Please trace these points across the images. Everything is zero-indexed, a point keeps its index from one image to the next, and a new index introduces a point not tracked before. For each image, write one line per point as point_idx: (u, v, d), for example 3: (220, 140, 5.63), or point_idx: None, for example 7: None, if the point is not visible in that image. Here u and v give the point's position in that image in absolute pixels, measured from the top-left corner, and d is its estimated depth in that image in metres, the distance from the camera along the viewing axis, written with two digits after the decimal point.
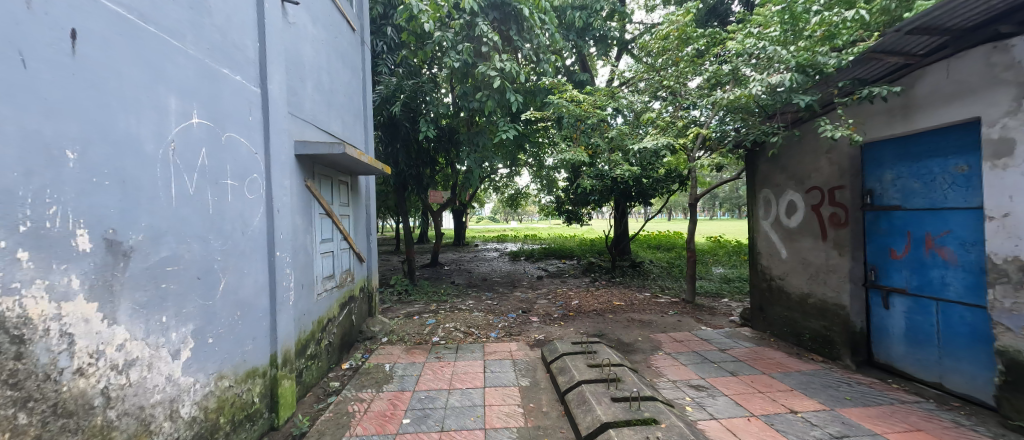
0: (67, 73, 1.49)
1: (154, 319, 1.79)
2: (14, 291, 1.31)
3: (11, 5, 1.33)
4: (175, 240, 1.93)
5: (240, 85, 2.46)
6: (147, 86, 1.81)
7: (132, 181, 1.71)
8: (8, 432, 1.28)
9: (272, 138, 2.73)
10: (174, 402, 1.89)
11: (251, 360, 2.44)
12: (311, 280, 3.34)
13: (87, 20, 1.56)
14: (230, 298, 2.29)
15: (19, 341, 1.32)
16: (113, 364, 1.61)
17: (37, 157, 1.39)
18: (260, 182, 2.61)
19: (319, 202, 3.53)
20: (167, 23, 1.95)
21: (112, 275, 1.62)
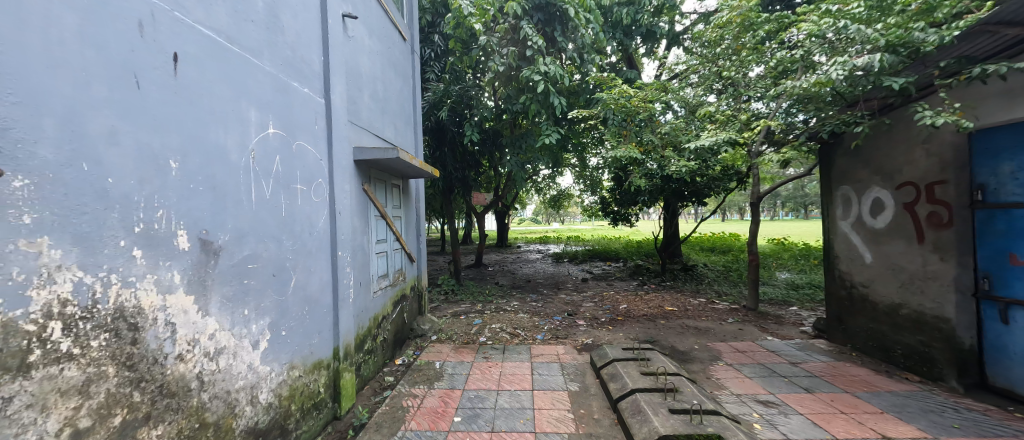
0: (171, 92, 1.67)
1: (238, 312, 1.97)
2: (134, 284, 1.50)
3: (127, 34, 1.51)
4: (255, 240, 2.12)
5: (307, 96, 2.65)
6: (232, 101, 2.00)
7: (220, 187, 1.90)
8: (126, 408, 1.46)
9: (334, 145, 2.92)
10: (254, 388, 2.07)
11: (317, 352, 2.62)
12: (367, 279, 3.52)
13: (185, 44, 1.75)
14: (300, 293, 2.47)
15: (135, 328, 1.50)
16: (206, 351, 1.79)
17: (148, 167, 1.57)
18: (324, 186, 2.80)
19: (374, 205, 3.71)
20: (248, 43, 2.14)
21: (205, 271, 1.80)
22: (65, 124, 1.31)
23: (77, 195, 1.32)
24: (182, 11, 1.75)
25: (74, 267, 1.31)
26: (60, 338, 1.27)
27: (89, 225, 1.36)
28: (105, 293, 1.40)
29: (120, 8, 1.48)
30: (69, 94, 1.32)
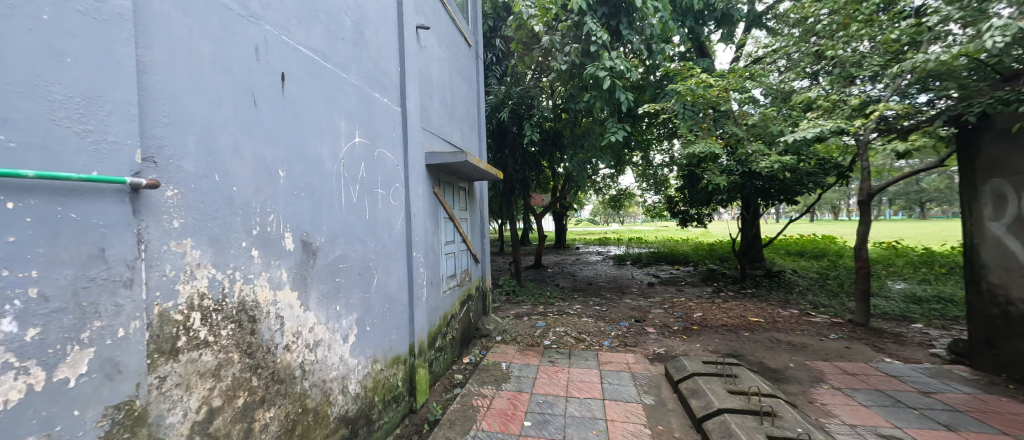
0: (279, 108, 1.86)
1: (332, 308, 2.15)
2: (251, 280, 1.68)
3: (247, 59, 1.70)
4: (345, 241, 2.29)
5: (387, 106, 2.82)
6: (327, 114, 2.19)
7: (317, 193, 2.08)
8: (247, 391, 1.65)
9: (409, 150, 3.07)
10: (344, 379, 2.23)
11: (396, 347, 2.77)
12: (438, 279, 3.65)
13: (289, 64, 1.94)
14: (381, 291, 2.62)
15: (253, 319, 1.69)
16: (307, 343, 1.97)
17: (263, 176, 1.76)
18: (401, 190, 2.96)
19: (443, 207, 3.84)
20: (338, 60, 2.32)
21: (306, 269, 1.98)
22: (203, 141, 1.49)
23: (211, 202, 1.50)
24: (288, 34, 1.94)
25: (209, 265, 1.50)
26: (199, 326, 1.46)
27: (220, 229, 1.54)
28: (231, 288, 1.59)
29: (241, 37, 1.67)
30: (206, 115, 1.51)
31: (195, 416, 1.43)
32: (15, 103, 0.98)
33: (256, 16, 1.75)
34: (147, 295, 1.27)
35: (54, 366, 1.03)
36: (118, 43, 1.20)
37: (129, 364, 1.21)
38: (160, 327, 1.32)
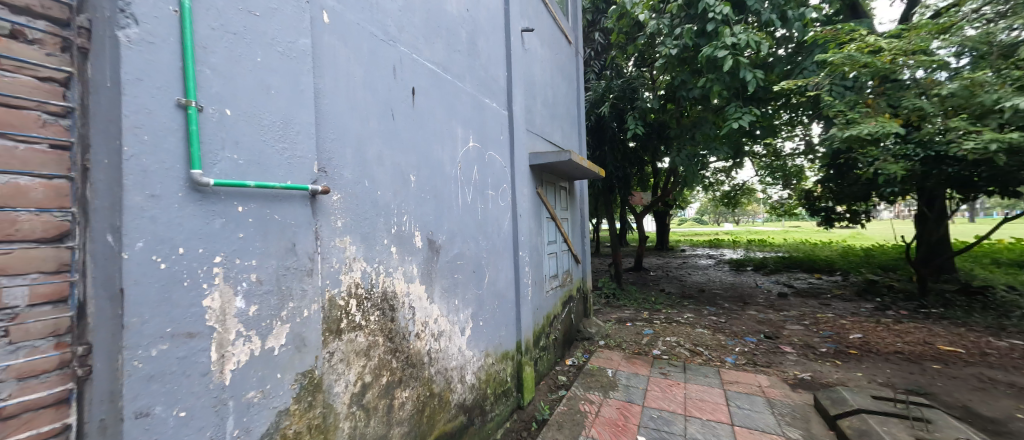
0: (411, 119, 2.09)
1: (451, 302, 2.33)
2: (391, 273, 1.91)
3: (387, 77, 1.94)
4: (462, 240, 2.46)
5: (496, 110, 2.95)
6: (447, 121, 2.38)
7: (439, 195, 2.27)
8: (387, 372, 1.87)
9: (516, 152, 3.16)
10: (462, 369, 2.40)
11: (504, 344, 2.88)
12: (541, 279, 3.69)
13: (418, 79, 2.16)
14: (492, 289, 2.75)
15: (392, 308, 1.92)
16: (432, 333, 2.17)
17: (399, 181, 1.98)
18: (508, 191, 3.06)
19: (546, 207, 3.87)
20: (456, 70, 2.50)
21: (431, 265, 2.18)
22: (356, 152, 1.74)
23: (361, 205, 1.74)
24: (417, 52, 2.16)
25: (361, 259, 1.74)
26: (355, 311, 1.71)
27: (368, 228, 1.79)
28: (376, 279, 1.83)
29: (383, 58, 1.92)
30: (358, 129, 1.75)
31: (352, 389, 1.68)
32: (243, 130, 1.27)
33: (394, 39, 1.99)
34: (320, 283, 1.54)
35: (265, 336, 1.32)
36: (302, 74, 1.47)
37: (310, 338, 1.48)
38: (328, 310, 1.58)
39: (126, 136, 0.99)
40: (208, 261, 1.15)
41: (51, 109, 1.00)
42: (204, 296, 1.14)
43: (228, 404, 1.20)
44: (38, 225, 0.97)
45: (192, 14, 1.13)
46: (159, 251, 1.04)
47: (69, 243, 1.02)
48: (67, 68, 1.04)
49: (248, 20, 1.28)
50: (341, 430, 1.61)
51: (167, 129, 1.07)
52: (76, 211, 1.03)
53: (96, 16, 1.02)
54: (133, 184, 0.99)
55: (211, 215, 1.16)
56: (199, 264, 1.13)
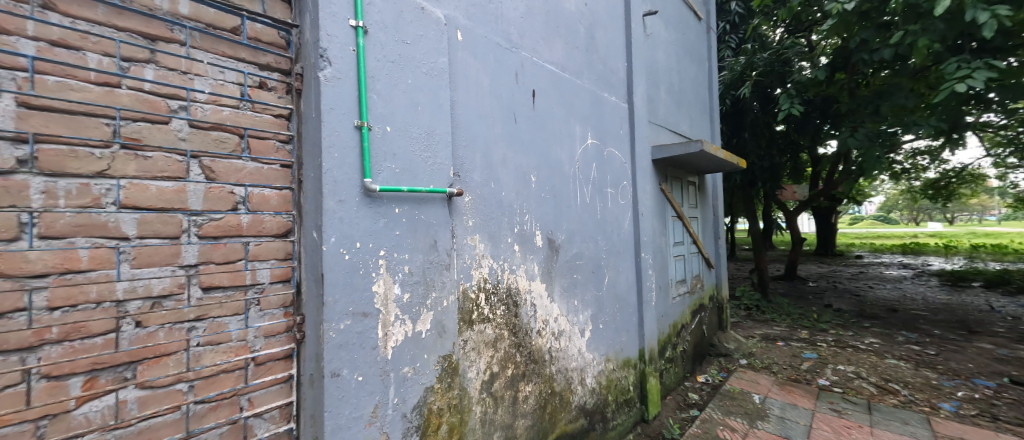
0: (532, 121, 2.18)
1: (571, 302, 2.35)
2: (514, 270, 2.02)
3: (510, 83, 2.08)
4: (581, 240, 2.46)
5: (615, 104, 2.87)
6: (565, 120, 2.42)
7: (559, 194, 2.32)
8: (512, 366, 1.98)
9: (637, 147, 2.99)
10: (582, 372, 2.39)
11: (625, 350, 2.76)
12: (667, 283, 3.41)
13: (538, 81, 2.24)
14: (612, 291, 2.67)
15: (516, 304, 2.02)
16: (553, 331, 2.22)
17: (520, 182, 2.08)
18: (629, 188, 2.92)
19: (671, 205, 3.56)
20: (574, 68, 2.53)
21: (551, 264, 2.23)
22: (484, 156, 1.90)
23: (488, 206, 1.89)
24: (537, 55, 2.26)
25: (489, 256, 1.89)
26: (484, 305, 1.85)
27: (495, 227, 1.93)
28: (502, 276, 1.95)
29: (507, 65, 2.06)
30: (486, 135, 1.92)
31: (483, 376, 1.83)
32: (399, 144, 1.51)
33: (516, 46, 2.13)
34: (456, 276, 1.72)
35: (415, 320, 1.53)
36: (442, 89, 1.68)
37: (448, 326, 1.66)
38: (462, 301, 1.75)
39: (325, 155, 1.28)
40: (375, 253, 1.41)
41: (281, 138, 1.35)
42: (373, 282, 1.40)
43: (390, 375, 1.44)
44: (275, 224, 1.32)
45: (364, 51, 1.41)
46: (345, 245, 1.32)
47: (291, 238, 1.36)
48: (289, 106, 1.37)
49: (402, 49, 1.54)
50: (473, 413, 1.77)
51: (349, 146, 1.35)
52: (294, 214, 1.36)
53: (306, 64, 1.36)
54: (329, 192, 1.28)
55: (377, 215, 1.42)
56: (370, 256, 1.39)
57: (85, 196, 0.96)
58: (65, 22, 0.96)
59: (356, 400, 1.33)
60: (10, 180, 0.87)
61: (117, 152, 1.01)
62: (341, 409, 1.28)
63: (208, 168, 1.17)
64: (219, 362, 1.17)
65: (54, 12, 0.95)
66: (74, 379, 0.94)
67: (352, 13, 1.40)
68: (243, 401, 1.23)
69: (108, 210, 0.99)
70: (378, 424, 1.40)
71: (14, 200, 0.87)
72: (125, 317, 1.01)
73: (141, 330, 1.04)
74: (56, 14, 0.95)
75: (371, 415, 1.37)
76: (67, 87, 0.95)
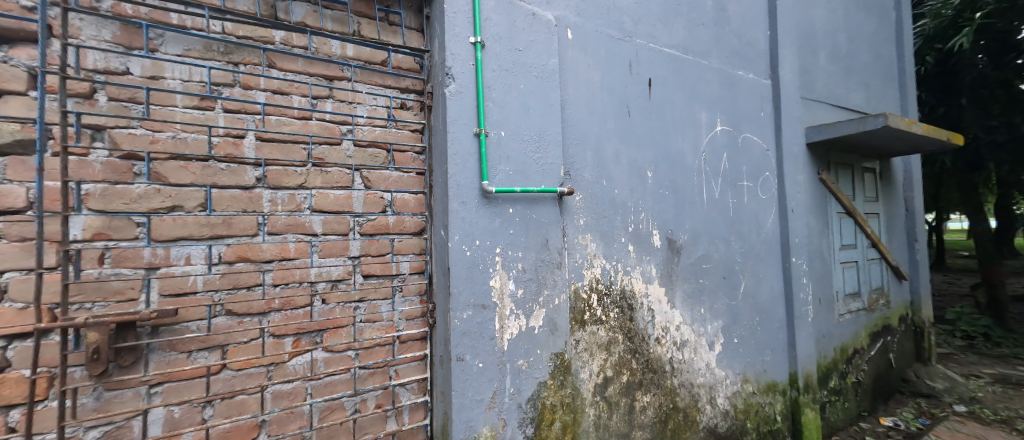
0: (648, 112, 2.05)
1: (697, 310, 2.12)
2: (629, 272, 1.93)
3: (624, 74, 1.99)
4: (708, 240, 2.20)
5: (753, 82, 2.48)
6: (688, 107, 2.20)
7: (680, 190, 2.12)
8: (628, 373, 1.89)
9: (785, 131, 2.51)
10: (712, 389, 2.13)
11: (770, 372, 2.34)
12: (833, 297, 2.76)
13: (655, 69, 2.10)
14: (750, 301, 2.31)
15: (632, 308, 1.93)
16: (674, 340, 2.03)
17: (635, 178, 1.98)
18: (773, 180, 2.47)
19: (837, 199, 2.82)
20: (699, 48, 2.28)
21: (671, 267, 2.06)
22: (596, 153, 1.87)
23: (599, 204, 1.85)
24: (654, 40, 2.11)
25: (601, 256, 1.84)
26: (596, 306, 1.81)
27: (607, 226, 1.87)
28: (615, 277, 1.88)
29: (619, 56, 1.98)
30: (596, 131, 1.88)
31: (596, 379, 1.79)
32: (513, 147, 1.60)
33: (630, 35, 2.03)
34: (568, 275, 1.73)
35: (529, 316, 1.60)
36: (552, 90, 1.72)
37: (561, 324, 1.68)
38: (574, 301, 1.75)
39: (450, 162, 1.45)
40: (493, 250, 1.52)
41: (417, 150, 1.58)
42: (491, 277, 1.51)
43: (506, 365, 1.53)
44: (413, 223, 1.53)
45: (482, 64, 1.54)
46: (467, 243, 1.46)
47: (425, 235, 1.57)
48: (423, 121, 1.59)
49: (515, 56, 1.64)
50: (587, 415, 1.74)
51: (469, 153, 1.50)
52: (428, 214, 1.57)
53: (435, 84, 1.56)
54: (453, 195, 1.44)
55: (494, 215, 1.53)
56: (488, 253, 1.51)
57: (290, 203, 1.31)
58: (280, 75, 1.33)
59: (478, 384, 1.46)
60: (251, 192, 1.25)
61: (309, 169, 1.34)
62: (465, 391, 1.43)
63: (365, 178, 1.45)
64: (375, 336, 1.43)
65: (275, 69, 1.32)
66: (287, 338, 1.28)
67: (471, 32, 1.55)
68: (391, 371, 1.47)
69: (304, 213, 1.33)
70: (496, 410, 1.51)
71: (253, 206, 1.25)
72: (315, 295, 1.33)
73: (325, 306, 1.35)
74: (275, 70, 1.32)
75: (490, 400, 1.49)
76: (280, 122, 1.31)
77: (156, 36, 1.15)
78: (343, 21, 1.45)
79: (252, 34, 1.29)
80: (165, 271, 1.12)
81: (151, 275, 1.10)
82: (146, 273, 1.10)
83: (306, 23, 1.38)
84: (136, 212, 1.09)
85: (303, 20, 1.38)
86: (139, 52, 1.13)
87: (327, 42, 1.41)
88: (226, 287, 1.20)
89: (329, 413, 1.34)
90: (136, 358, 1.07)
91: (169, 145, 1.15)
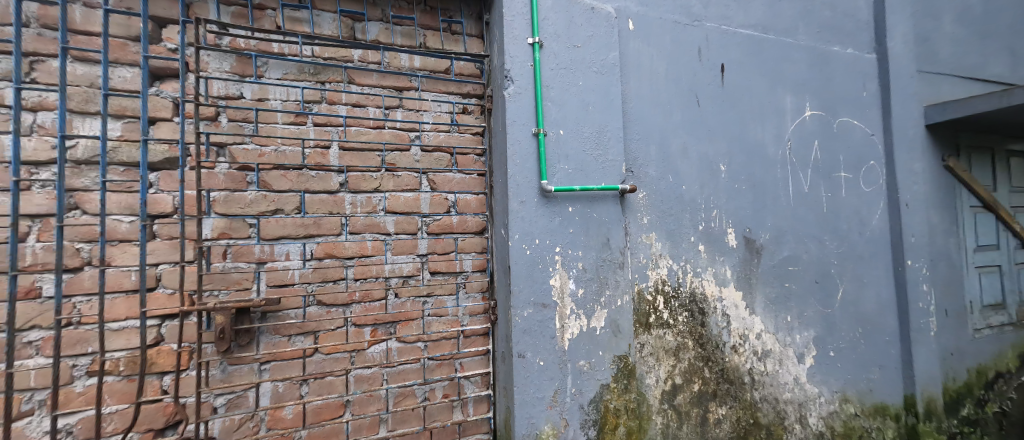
0: (720, 100, 1.89)
1: (782, 317, 1.91)
2: (700, 274, 1.80)
3: (692, 61, 1.86)
4: (795, 240, 1.97)
5: (853, 57, 2.15)
6: (770, 92, 1.99)
7: (760, 184, 1.93)
8: (700, 382, 1.76)
9: (897, 111, 2.13)
10: (802, 407, 1.90)
11: (878, 393, 2.02)
12: (968, 308, 2.28)
13: (729, 53, 1.93)
14: (850, 310, 2.01)
15: (704, 312, 1.79)
16: (755, 350, 1.85)
17: (705, 172, 1.84)
18: (880, 169, 2.13)
19: (970, 190, 2.30)
20: (781, 25, 2.05)
21: (750, 269, 1.88)
22: (660, 147, 1.77)
23: (665, 201, 1.76)
24: (727, 21, 1.94)
25: (667, 256, 1.75)
26: (662, 309, 1.72)
27: (674, 224, 1.77)
28: (683, 279, 1.77)
29: (687, 43, 1.86)
30: (661, 124, 1.78)
31: (663, 386, 1.70)
32: (572, 145, 1.59)
33: (699, 19, 1.89)
34: (631, 276, 1.67)
35: (590, 316, 1.57)
36: (612, 84, 1.67)
37: (624, 326, 1.63)
38: (638, 303, 1.68)
39: (509, 162, 1.49)
40: (552, 249, 1.52)
41: (478, 152, 1.64)
42: (551, 276, 1.52)
43: (567, 365, 1.52)
44: (475, 223, 1.60)
45: (540, 63, 1.56)
46: (526, 242, 1.48)
47: (486, 234, 1.62)
48: (483, 124, 1.64)
49: (573, 53, 1.62)
50: (653, 423, 1.66)
51: (528, 152, 1.52)
52: (488, 214, 1.62)
53: (494, 87, 1.60)
54: (513, 194, 1.48)
55: (553, 214, 1.54)
56: (548, 252, 1.52)
57: (367, 205, 1.44)
58: (358, 89, 1.47)
59: (539, 382, 1.48)
60: (336, 196, 1.41)
61: (382, 173, 1.47)
62: (527, 387, 1.45)
63: (431, 181, 1.54)
64: (442, 330, 1.51)
65: (353, 85, 1.47)
66: (366, 328, 1.42)
67: (529, 33, 1.57)
68: (457, 364, 1.54)
69: (379, 214, 1.46)
70: (558, 409, 1.51)
71: (337, 208, 1.40)
72: (389, 289, 1.45)
73: (398, 299, 1.46)
74: (354, 85, 1.47)
75: (552, 398, 1.50)
76: (359, 132, 1.45)
77: (262, 64, 1.35)
78: (411, 35, 1.56)
79: (335, 54, 1.44)
80: (270, 266, 1.31)
81: (260, 269, 1.30)
82: (257, 267, 1.30)
83: (379, 41, 1.51)
84: (249, 215, 1.30)
85: (377, 38, 1.51)
86: (249, 78, 1.33)
87: (397, 56, 1.53)
88: (316, 280, 1.36)
89: (402, 399, 1.45)
90: (251, 338, 1.27)
91: (274, 157, 1.34)
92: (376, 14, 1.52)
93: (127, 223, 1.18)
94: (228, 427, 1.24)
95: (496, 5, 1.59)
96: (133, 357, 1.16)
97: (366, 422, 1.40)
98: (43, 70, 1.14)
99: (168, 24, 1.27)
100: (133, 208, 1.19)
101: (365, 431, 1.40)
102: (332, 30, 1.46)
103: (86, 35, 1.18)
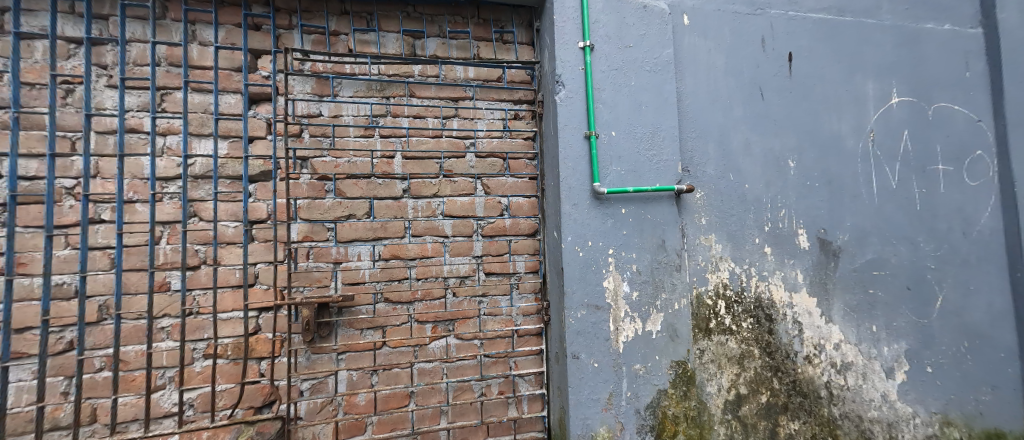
0: (788, 92, 1.77)
1: (865, 326, 1.73)
2: (766, 278, 1.69)
3: (755, 53, 1.76)
4: (881, 241, 1.77)
5: (953, 33, 1.89)
6: (847, 79, 1.82)
7: (837, 181, 1.77)
8: (768, 392, 1.65)
9: (1012, 91, 1.83)
10: (892, 427, 1.71)
11: (990, 418, 1.75)
12: None
13: (797, 40, 1.79)
14: (952, 320, 1.77)
15: (772, 319, 1.68)
16: (832, 361, 1.70)
17: (771, 169, 1.73)
18: (991, 160, 1.84)
19: None
20: (860, 6, 1.86)
21: (826, 274, 1.73)
22: (719, 145, 1.70)
23: (725, 201, 1.68)
24: (794, 6, 1.81)
25: (729, 258, 1.67)
26: (724, 314, 1.64)
27: (736, 225, 1.68)
28: (747, 283, 1.67)
29: (748, 34, 1.76)
30: (720, 120, 1.71)
31: (726, 395, 1.62)
32: (624, 146, 1.58)
33: (762, 7, 1.79)
34: (689, 279, 1.61)
35: (645, 319, 1.55)
36: (666, 82, 1.63)
37: (682, 331, 1.58)
38: (697, 307, 1.62)
39: (561, 166, 1.52)
40: (605, 251, 1.52)
41: (530, 156, 1.68)
42: (604, 278, 1.52)
43: (623, 368, 1.51)
44: (527, 225, 1.64)
45: (591, 66, 1.56)
46: (579, 243, 1.50)
47: (539, 237, 1.66)
48: (535, 128, 1.68)
49: (625, 53, 1.61)
50: (715, 433, 1.59)
51: (580, 155, 1.53)
52: (541, 217, 1.65)
53: (546, 92, 1.64)
54: (565, 197, 1.50)
55: (606, 216, 1.54)
56: (601, 254, 1.52)
57: (427, 210, 1.55)
58: (418, 102, 1.58)
59: (593, 383, 1.48)
60: (400, 202, 1.52)
61: (440, 179, 1.57)
62: (582, 388, 1.47)
63: (485, 185, 1.61)
64: (497, 328, 1.57)
65: (414, 98, 1.58)
66: (427, 324, 1.52)
67: (580, 36, 1.58)
68: (511, 362, 1.60)
69: (438, 218, 1.56)
70: (613, 412, 1.50)
71: (400, 213, 1.52)
72: (448, 289, 1.54)
73: (455, 298, 1.55)
74: (415, 98, 1.58)
75: (607, 400, 1.49)
76: (419, 142, 1.56)
77: (337, 84, 1.51)
78: (465, 47, 1.65)
79: (398, 71, 1.57)
80: (345, 265, 1.46)
81: (336, 268, 1.45)
82: (333, 266, 1.45)
83: (437, 55, 1.62)
84: (327, 220, 1.45)
85: (435, 53, 1.62)
86: (327, 97, 1.49)
87: (453, 68, 1.62)
88: (384, 278, 1.49)
89: (461, 393, 1.53)
90: (329, 331, 1.42)
91: (347, 168, 1.48)
92: (434, 30, 1.62)
93: (233, 228, 1.38)
94: (312, 409, 1.40)
95: (547, 11, 1.63)
96: (238, 344, 1.36)
97: (428, 413, 1.50)
98: (170, 101, 1.37)
99: (262, 54, 1.47)
100: (236, 215, 1.38)
101: (427, 421, 1.50)
102: (395, 49, 1.58)
103: (201, 69, 1.41)
